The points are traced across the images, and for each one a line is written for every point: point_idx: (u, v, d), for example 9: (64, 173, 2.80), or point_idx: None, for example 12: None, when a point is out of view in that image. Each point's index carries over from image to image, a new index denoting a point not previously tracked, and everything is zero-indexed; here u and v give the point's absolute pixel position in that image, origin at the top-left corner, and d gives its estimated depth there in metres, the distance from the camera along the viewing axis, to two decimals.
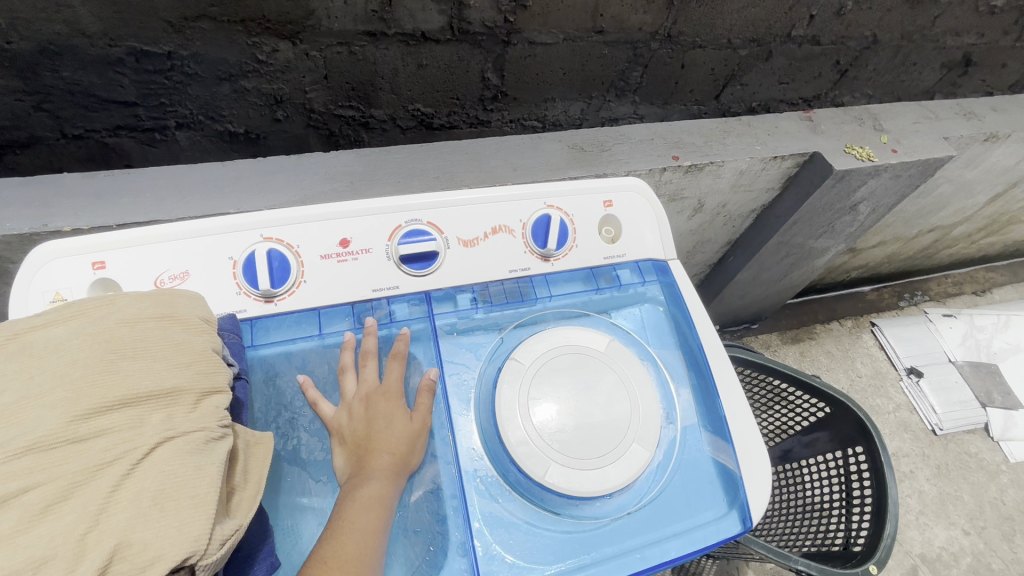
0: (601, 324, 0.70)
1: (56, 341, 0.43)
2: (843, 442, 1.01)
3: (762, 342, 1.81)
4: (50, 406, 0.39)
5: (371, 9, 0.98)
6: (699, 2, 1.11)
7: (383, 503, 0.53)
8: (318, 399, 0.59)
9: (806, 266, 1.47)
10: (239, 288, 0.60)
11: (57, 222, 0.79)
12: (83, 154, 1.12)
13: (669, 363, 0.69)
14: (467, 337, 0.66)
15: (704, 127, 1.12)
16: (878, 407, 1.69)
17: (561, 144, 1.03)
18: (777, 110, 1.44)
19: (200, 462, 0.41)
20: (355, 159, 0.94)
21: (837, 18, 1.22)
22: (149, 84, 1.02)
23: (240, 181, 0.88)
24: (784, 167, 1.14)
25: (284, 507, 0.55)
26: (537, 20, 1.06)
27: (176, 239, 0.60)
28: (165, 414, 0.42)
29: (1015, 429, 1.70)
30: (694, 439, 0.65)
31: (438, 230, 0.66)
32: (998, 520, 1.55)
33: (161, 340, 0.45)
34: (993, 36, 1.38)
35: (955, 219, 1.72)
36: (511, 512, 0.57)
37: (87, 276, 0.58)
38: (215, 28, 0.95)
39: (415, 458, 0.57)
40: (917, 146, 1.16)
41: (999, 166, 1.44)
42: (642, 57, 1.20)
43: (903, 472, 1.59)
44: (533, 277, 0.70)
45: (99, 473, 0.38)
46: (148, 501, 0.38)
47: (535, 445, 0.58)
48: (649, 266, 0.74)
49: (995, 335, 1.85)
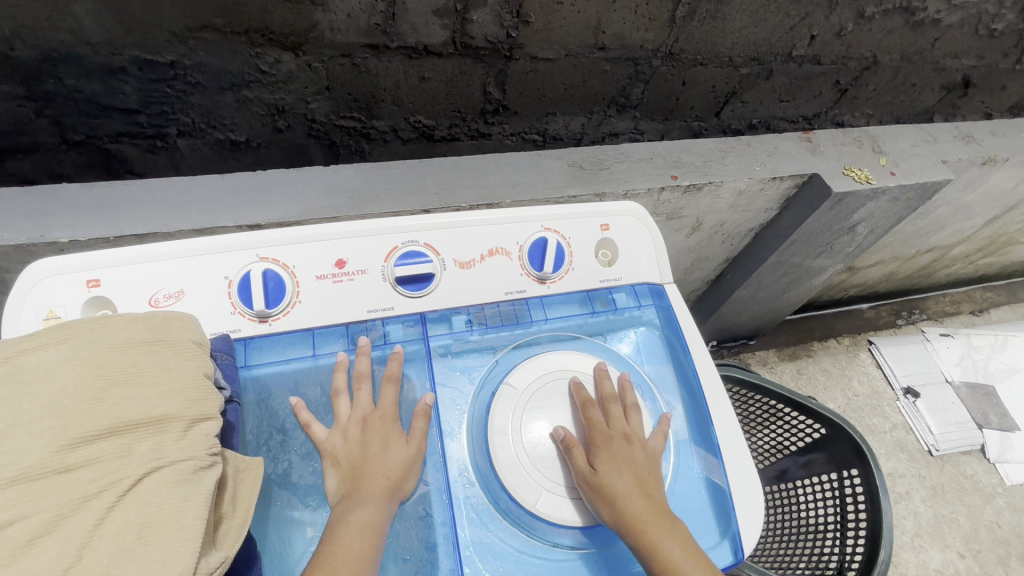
0: (597, 348, 0.70)
1: (47, 366, 0.43)
2: (839, 464, 1.00)
3: (759, 359, 1.81)
4: (39, 435, 0.40)
5: (375, 22, 0.98)
6: (700, 22, 1.11)
7: (375, 529, 0.52)
8: (310, 421, 0.59)
9: (804, 284, 1.47)
10: (234, 307, 0.60)
11: (55, 233, 0.79)
12: (83, 160, 1.13)
13: (664, 390, 0.69)
14: (461, 360, 0.66)
15: (704, 147, 1.13)
16: (874, 427, 1.69)
17: (560, 161, 1.03)
18: (778, 127, 1.44)
19: (188, 493, 0.41)
20: (354, 173, 0.93)
21: (837, 39, 1.23)
22: (152, 92, 1.02)
23: (238, 194, 0.88)
24: (783, 187, 1.15)
25: (272, 531, 0.55)
26: (539, 36, 1.07)
27: (172, 258, 0.60)
28: (153, 443, 0.42)
29: (1012, 451, 1.69)
30: (686, 467, 0.65)
31: (434, 252, 0.67)
32: (994, 543, 1.54)
33: (153, 366, 0.46)
34: (993, 59, 1.39)
35: (954, 240, 1.72)
36: (501, 541, 0.57)
37: (82, 294, 0.58)
38: (219, 38, 0.95)
39: (407, 483, 0.57)
40: (915, 169, 1.17)
41: (997, 189, 1.44)
42: (643, 74, 1.21)
43: (898, 493, 1.58)
44: (528, 299, 0.69)
45: (86, 504, 0.38)
46: (131, 535, 0.38)
47: (529, 474, 0.59)
48: (645, 289, 0.74)
49: (992, 355, 1.85)
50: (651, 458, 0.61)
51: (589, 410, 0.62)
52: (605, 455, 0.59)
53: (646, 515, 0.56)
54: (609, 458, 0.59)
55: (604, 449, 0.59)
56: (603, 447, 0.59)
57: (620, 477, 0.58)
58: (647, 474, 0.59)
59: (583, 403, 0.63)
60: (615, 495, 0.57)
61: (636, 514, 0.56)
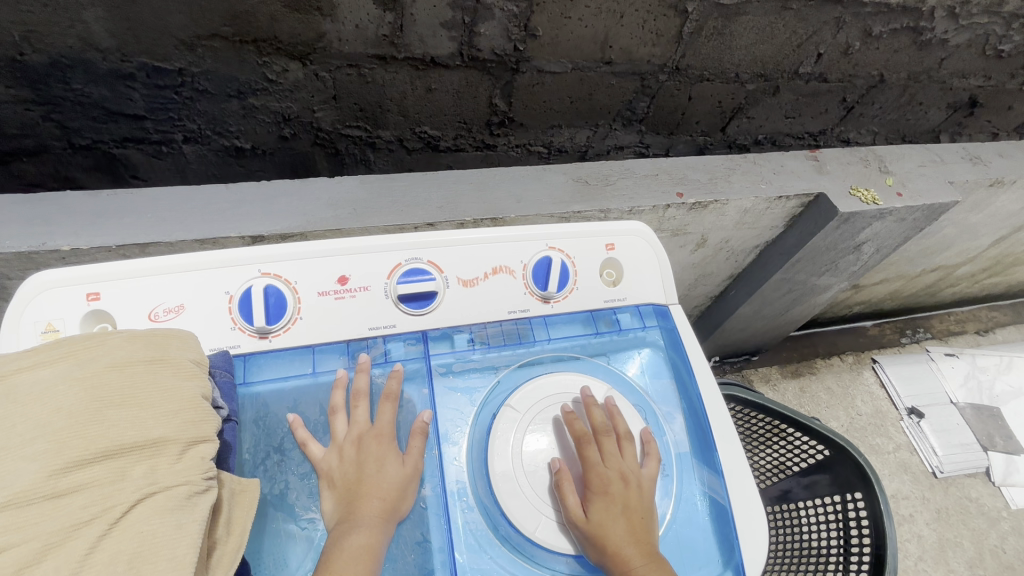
0: (600, 370, 0.69)
1: (43, 384, 0.43)
2: (842, 486, 0.98)
3: (762, 376, 1.79)
4: (32, 458, 0.39)
5: (382, 33, 0.98)
6: (708, 37, 1.11)
7: (372, 553, 0.51)
8: (307, 440, 0.58)
9: (807, 302, 1.46)
10: (234, 323, 0.60)
11: (57, 241, 0.79)
12: (89, 164, 1.12)
13: (666, 411, 0.68)
14: (462, 380, 0.65)
15: (710, 163, 1.12)
16: (878, 447, 1.67)
17: (564, 176, 1.02)
18: (783, 143, 1.44)
19: (182, 520, 0.41)
20: (358, 185, 0.93)
21: (844, 57, 1.23)
22: (160, 98, 1.02)
23: (242, 205, 0.87)
24: (789, 206, 1.14)
25: (267, 554, 0.54)
26: (547, 50, 1.07)
27: (173, 272, 0.59)
28: (148, 466, 0.42)
29: (1017, 474, 1.67)
30: (689, 494, 0.64)
31: (438, 269, 0.66)
32: (999, 568, 1.52)
33: (151, 387, 0.45)
34: (1000, 80, 1.38)
35: (959, 260, 1.71)
36: (501, 568, 0.56)
37: (80, 307, 0.57)
38: (227, 47, 0.96)
39: (405, 504, 0.56)
40: (922, 190, 1.16)
41: (1003, 210, 1.43)
42: (649, 88, 1.20)
43: (902, 516, 1.56)
44: (531, 319, 0.69)
45: (77, 532, 0.38)
46: (122, 565, 0.37)
47: (528, 499, 0.58)
48: (649, 310, 0.73)
49: (997, 376, 1.83)
50: (645, 496, 0.59)
51: (583, 449, 0.60)
52: (598, 499, 0.58)
53: (636, 559, 0.55)
54: (603, 502, 0.57)
55: (598, 492, 0.58)
56: (597, 490, 0.58)
57: (613, 520, 0.57)
58: (640, 514, 0.58)
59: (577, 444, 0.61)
60: (609, 540, 0.56)
61: (628, 558, 0.55)
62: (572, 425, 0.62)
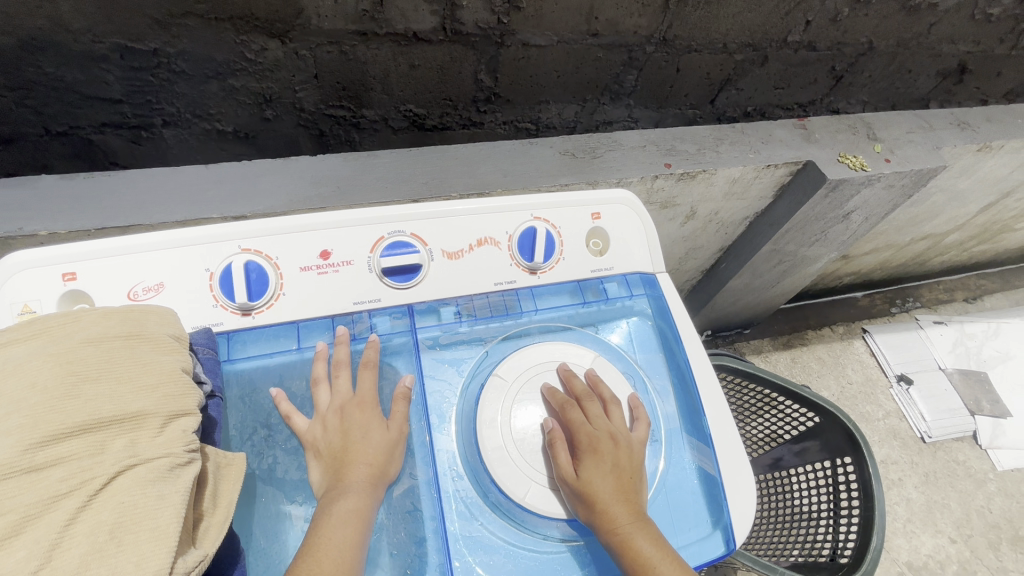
0: (588, 339, 0.69)
1: (17, 362, 0.44)
2: (833, 452, 0.99)
3: (754, 348, 1.80)
4: (6, 433, 0.40)
5: (362, 8, 0.95)
6: (695, 6, 1.09)
7: (362, 518, 0.52)
8: (291, 412, 0.58)
9: (799, 273, 1.46)
10: (215, 300, 0.59)
11: (33, 226, 0.77)
12: (67, 151, 1.10)
13: (654, 374, 0.69)
14: (449, 352, 0.65)
15: (698, 134, 1.11)
16: (868, 414, 1.69)
17: (552, 149, 1.01)
18: (773, 115, 1.42)
19: (163, 491, 0.43)
20: (341, 163, 0.91)
21: (833, 24, 1.21)
22: (136, 81, 0.99)
23: (223, 184, 0.85)
24: (778, 174, 1.13)
25: (257, 527, 0.55)
26: (531, 22, 1.04)
27: (150, 249, 0.58)
28: (128, 439, 0.44)
29: (1003, 437, 1.70)
30: (678, 458, 0.65)
31: (421, 243, 0.65)
32: (985, 528, 1.55)
33: (128, 361, 0.47)
34: (989, 45, 1.37)
35: (948, 227, 1.71)
36: (491, 534, 0.57)
37: (57, 288, 0.56)
38: (203, 25, 0.93)
39: (392, 468, 0.56)
40: (911, 156, 1.15)
41: (992, 176, 1.43)
42: (637, 61, 1.18)
43: (891, 480, 1.59)
44: (518, 290, 0.68)
45: (55, 504, 0.39)
46: (104, 535, 0.39)
47: (518, 467, 0.59)
48: (637, 279, 0.73)
49: (985, 342, 1.85)
50: (634, 456, 0.60)
51: (567, 411, 0.61)
52: (588, 458, 0.58)
53: (623, 517, 0.56)
54: (592, 461, 0.58)
55: (588, 451, 0.58)
56: (587, 449, 0.58)
57: (601, 477, 0.57)
58: (628, 474, 0.59)
59: (561, 409, 0.61)
60: (597, 498, 0.56)
61: (616, 517, 0.55)
62: (553, 397, 0.62)
